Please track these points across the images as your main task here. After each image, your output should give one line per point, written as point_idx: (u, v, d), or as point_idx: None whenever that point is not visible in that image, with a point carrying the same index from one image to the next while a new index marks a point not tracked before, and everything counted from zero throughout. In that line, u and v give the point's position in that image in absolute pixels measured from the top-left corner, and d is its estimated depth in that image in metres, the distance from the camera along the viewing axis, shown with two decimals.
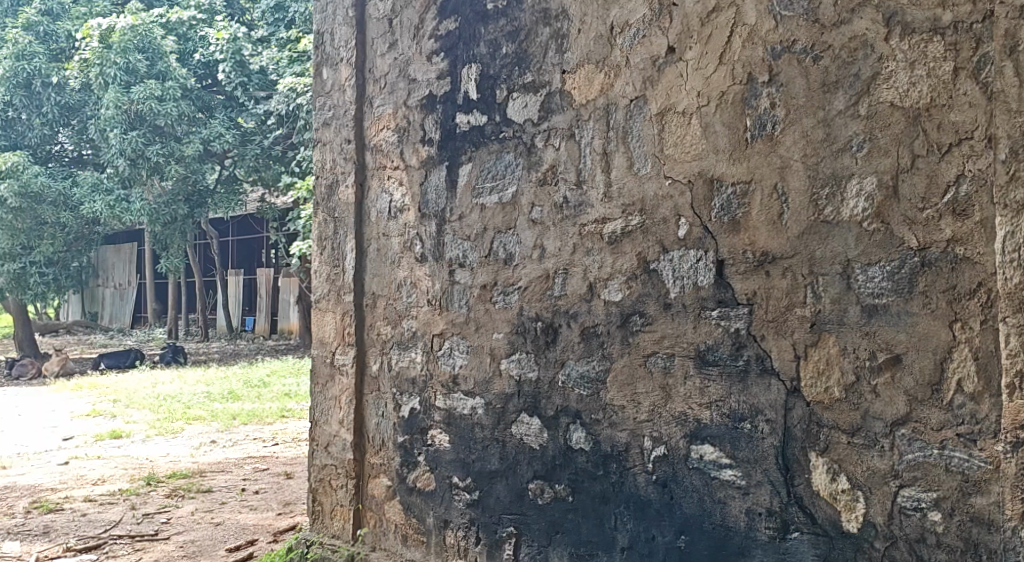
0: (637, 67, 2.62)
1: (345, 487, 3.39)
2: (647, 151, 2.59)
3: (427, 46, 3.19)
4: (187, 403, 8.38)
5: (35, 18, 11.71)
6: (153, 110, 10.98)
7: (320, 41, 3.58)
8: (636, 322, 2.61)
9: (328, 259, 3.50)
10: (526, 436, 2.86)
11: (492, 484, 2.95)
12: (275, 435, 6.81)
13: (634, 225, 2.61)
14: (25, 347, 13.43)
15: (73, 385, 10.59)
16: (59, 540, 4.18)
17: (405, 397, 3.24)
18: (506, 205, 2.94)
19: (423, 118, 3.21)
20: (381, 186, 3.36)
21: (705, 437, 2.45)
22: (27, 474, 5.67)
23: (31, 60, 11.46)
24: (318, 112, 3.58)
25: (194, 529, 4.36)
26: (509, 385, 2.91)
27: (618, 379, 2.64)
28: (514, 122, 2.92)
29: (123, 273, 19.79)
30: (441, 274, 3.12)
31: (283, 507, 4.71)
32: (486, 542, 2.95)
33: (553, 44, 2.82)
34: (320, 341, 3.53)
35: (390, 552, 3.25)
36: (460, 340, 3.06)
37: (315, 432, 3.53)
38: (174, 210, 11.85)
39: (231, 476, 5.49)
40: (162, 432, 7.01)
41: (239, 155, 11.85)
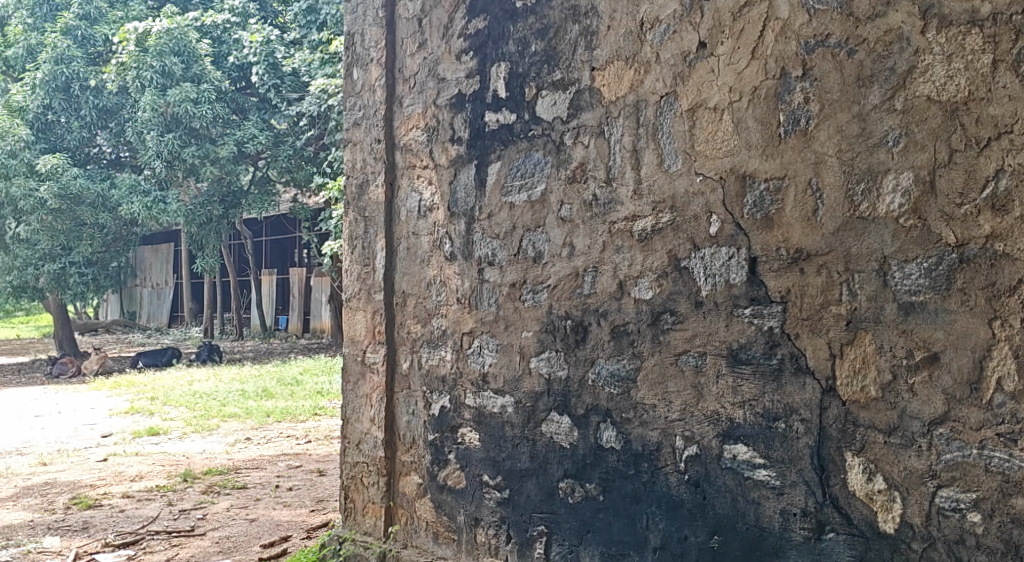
0: (667, 63, 2.59)
1: (376, 485, 3.40)
2: (677, 148, 2.57)
3: (456, 45, 3.19)
4: (221, 401, 8.46)
5: (72, 23, 11.93)
6: (188, 113, 11.13)
7: (351, 41, 3.59)
8: (667, 320, 2.59)
9: (358, 258, 3.52)
10: (556, 435, 2.85)
11: (523, 482, 2.94)
12: (308, 432, 6.86)
13: (664, 222, 2.60)
14: (65, 345, 13.65)
15: (112, 383, 10.76)
16: (99, 535, 4.23)
17: (435, 395, 3.24)
18: (535, 203, 2.93)
19: (452, 117, 3.21)
20: (411, 185, 3.37)
21: (738, 436, 2.43)
22: (68, 471, 5.75)
23: (69, 64, 11.65)
24: (348, 113, 3.60)
25: (230, 525, 4.41)
26: (540, 383, 2.90)
27: (649, 378, 2.62)
28: (543, 120, 2.91)
29: (160, 273, 20.08)
30: (470, 273, 3.12)
31: (316, 504, 4.74)
32: (517, 540, 2.95)
33: (582, 41, 2.80)
34: (351, 339, 3.54)
35: (421, 549, 3.25)
36: (489, 339, 3.06)
37: (347, 429, 3.55)
38: (209, 211, 12.05)
39: (265, 472, 5.55)
40: (198, 429, 7.10)
41: (272, 156, 11.97)
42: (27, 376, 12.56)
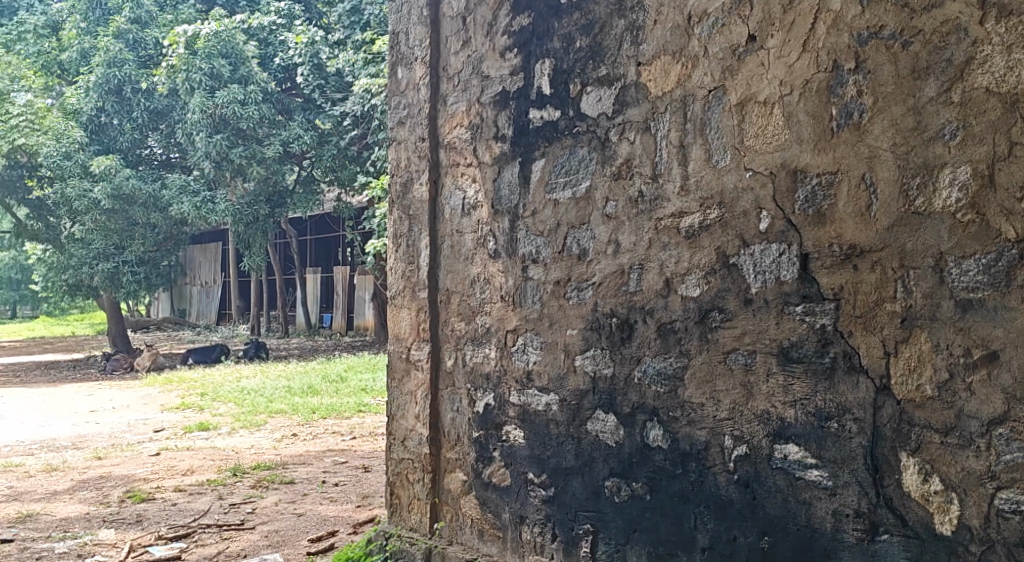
0: (716, 57, 2.56)
1: (421, 481, 3.41)
2: (726, 144, 2.53)
3: (501, 42, 3.18)
4: (269, 397, 8.57)
5: (124, 27, 12.20)
6: (236, 114, 11.31)
7: (395, 41, 3.60)
8: (715, 318, 2.55)
9: (402, 256, 3.53)
10: (601, 434, 2.83)
11: (568, 480, 2.93)
12: (352, 429, 6.92)
13: (713, 219, 2.56)
14: (118, 342, 13.95)
15: (162, 379, 10.99)
16: (152, 528, 4.31)
17: (479, 393, 3.24)
18: (580, 200, 2.92)
19: (496, 114, 3.21)
20: (455, 183, 3.37)
21: (789, 436, 2.38)
22: (122, 465, 5.86)
23: (122, 67, 11.93)
24: (393, 111, 3.61)
25: (278, 519, 4.46)
26: (585, 381, 2.88)
27: (697, 376, 2.59)
28: (588, 116, 2.89)
29: (209, 272, 20.42)
30: (515, 271, 3.12)
31: (362, 500, 4.78)
32: (563, 539, 2.93)
33: (628, 36, 2.78)
34: (396, 336, 3.55)
35: (466, 546, 3.26)
36: (534, 336, 3.05)
37: (392, 426, 3.56)
38: (257, 210, 12.21)
39: (312, 468, 5.60)
40: (246, 425, 7.20)
41: (317, 156, 12.10)
42: (81, 372, 12.86)
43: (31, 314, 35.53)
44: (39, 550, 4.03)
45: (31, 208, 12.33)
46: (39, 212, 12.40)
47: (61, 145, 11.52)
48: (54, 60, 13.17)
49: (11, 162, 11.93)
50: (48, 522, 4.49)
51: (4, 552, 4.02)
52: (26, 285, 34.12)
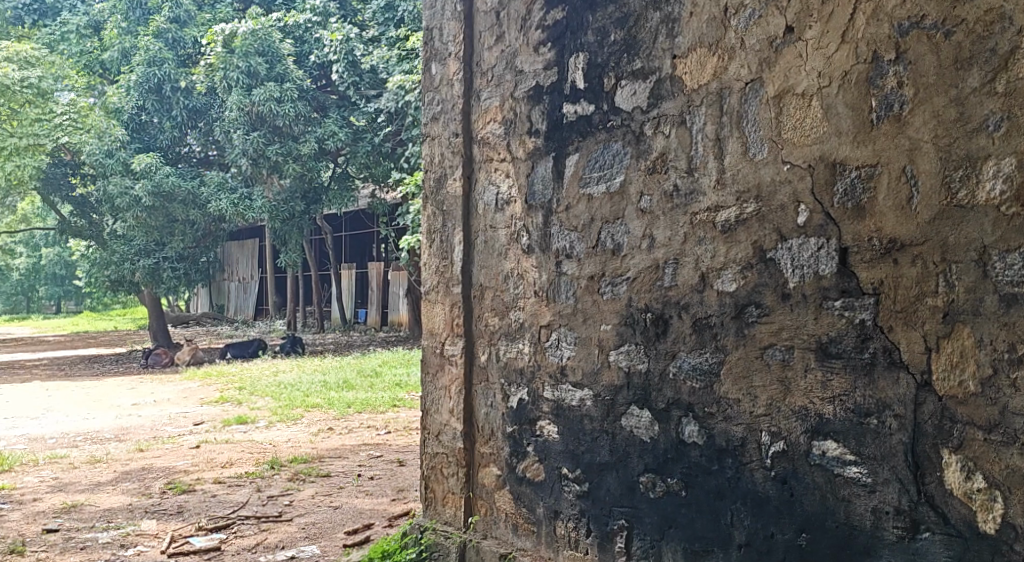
0: (752, 49, 2.53)
1: (456, 476, 3.42)
2: (763, 136, 2.50)
3: (534, 37, 3.18)
4: (305, 391, 8.66)
5: (164, 26, 12.34)
6: (273, 111, 11.43)
7: (429, 37, 3.60)
8: (752, 313, 2.53)
9: (436, 251, 3.54)
10: (636, 429, 2.82)
11: (603, 476, 2.92)
12: (387, 423, 6.97)
13: (749, 213, 2.53)
14: (159, 336, 14.18)
15: (202, 373, 11.14)
16: (192, 519, 4.38)
17: (513, 388, 3.24)
18: (614, 194, 2.90)
19: (530, 109, 3.20)
20: (488, 178, 3.37)
21: (828, 432, 2.35)
22: (163, 457, 5.96)
23: (161, 66, 12.07)
24: (427, 107, 3.61)
25: (315, 511, 4.50)
26: (619, 376, 2.87)
27: (733, 371, 2.56)
28: (623, 109, 2.87)
29: (247, 267, 20.66)
30: (548, 266, 3.11)
31: (397, 493, 4.81)
32: (597, 534, 2.92)
33: (663, 29, 2.76)
34: (429, 331, 3.56)
35: (501, 540, 3.26)
36: (568, 331, 3.04)
37: (426, 420, 3.57)
38: (293, 207, 12.36)
39: (348, 461, 5.65)
40: (283, 418, 7.28)
41: (352, 152, 12.16)
42: (123, 366, 13.10)
43: (75, 310, 36.23)
44: (83, 540, 4.10)
45: (74, 205, 12.63)
46: (81, 210, 12.70)
47: (103, 143, 11.68)
48: (95, 60, 13.40)
49: (55, 160, 12.25)
50: (92, 513, 4.57)
51: (50, 541, 4.09)
52: (70, 281, 34.78)
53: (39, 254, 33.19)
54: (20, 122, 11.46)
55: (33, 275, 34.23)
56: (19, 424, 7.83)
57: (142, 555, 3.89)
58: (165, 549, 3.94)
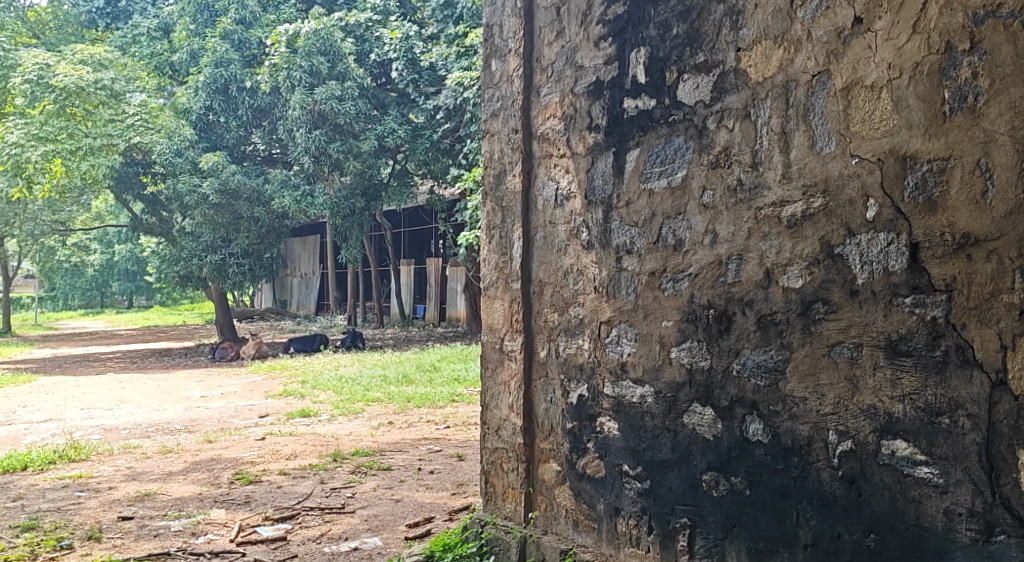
0: (820, 40, 2.49)
1: (516, 471, 3.44)
2: (831, 129, 2.46)
3: (595, 32, 3.16)
4: (366, 386, 8.78)
5: (230, 27, 12.61)
6: (334, 109, 11.56)
7: (489, 33, 3.61)
8: (819, 309, 2.48)
9: (495, 248, 3.55)
10: (698, 427, 2.79)
11: (665, 473, 2.90)
12: (446, 418, 7.02)
13: (816, 207, 2.49)
14: (225, 330, 14.54)
15: (266, 367, 11.37)
16: (259, 509, 4.48)
17: (573, 384, 3.24)
18: (676, 189, 2.88)
19: (590, 104, 3.18)
20: (548, 174, 3.37)
21: (897, 432, 2.31)
22: (231, 448, 6.12)
23: (228, 67, 12.39)
24: (486, 104, 3.62)
25: (377, 504, 4.57)
26: (681, 373, 2.85)
27: (799, 369, 2.52)
28: (685, 104, 2.85)
29: (309, 264, 21.00)
30: (608, 262, 3.10)
31: (457, 488, 4.84)
32: (659, 532, 2.91)
33: (727, 21, 2.72)
34: (489, 327, 3.57)
35: (561, 536, 3.27)
36: (628, 327, 3.03)
37: (486, 415, 3.59)
38: (354, 204, 12.43)
39: (408, 455, 5.71)
40: (344, 412, 7.39)
41: (410, 149, 12.18)
42: (192, 360, 13.45)
43: (147, 304, 37.33)
44: (156, 528, 4.22)
45: (146, 203, 13.06)
46: (153, 207, 13.16)
47: (173, 143, 12.09)
48: (165, 61, 13.76)
49: (127, 160, 12.70)
50: (164, 501, 4.70)
51: (125, 528, 4.23)
52: (141, 277, 35.88)
53: (112, 251, 34.42)
54: (95, 122, 11.77)
55: (106, 271, 35.54)
56: (94, 415, 8.10)
57: (213, 543, 4.00)
58: (234, 538, 4.05)
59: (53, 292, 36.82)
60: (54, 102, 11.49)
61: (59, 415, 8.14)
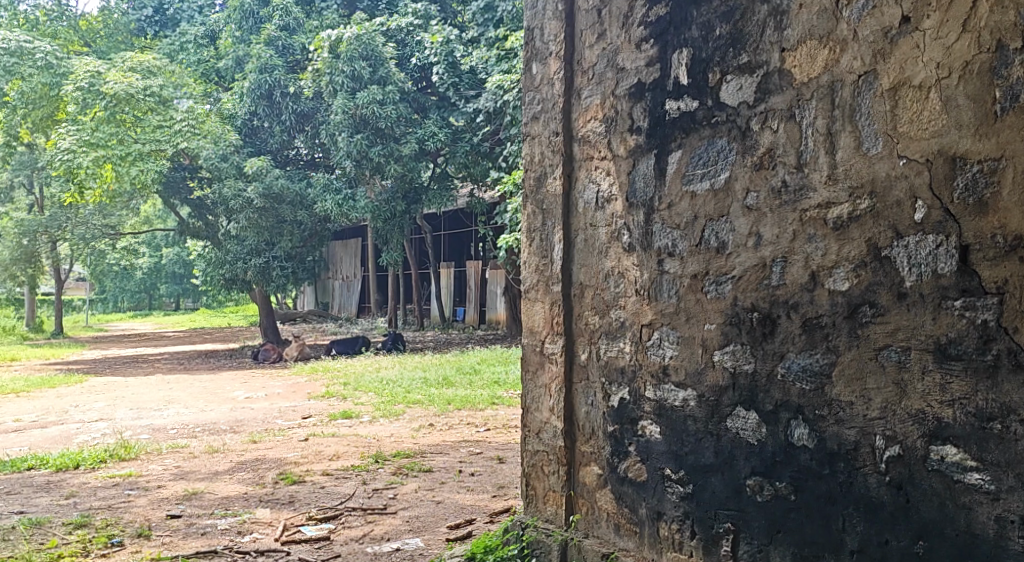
0: (866, 40, 2.45)
1: (557, 474, 3.44)
2: (878, 130, 2.43)
3: (636, 34, 3.14)
4: (406, 387, 8.85)
5: (274, 34, 12.79)
6: (375, 113, 11.69)
7: (530, 37, 3.61)
8: (866, 313, 2.45)
9: (536, 250, 3.55)
10: (742, 431, 2.77)
11: (707, 477, 2.87)
12: (487, 420, 7.05)
13: (863, 209, 2.46)
14: (268, 332, 14.75)
15: (309, 368, 11.51)
16: (303, 509, 4.54)
17: (614, 387, 3.23)
18: (719, 191, 2.86)
19: (632, 106, 3.17)
20: (589, 177, 3.37)
21: (947, 437, 2.27)
22: (275, 448, 6.20)
23: (272, 73, 12.51)
24: (527, 107, 3.63)
25: (418, 506, 4.60)
26: (724, 377, 2.82)
27: (846, 374, 2.49)
28: (728, 105, 2.83)
29: (350, 266, 21.20)
30: (650, 264, 3.08)
31: (498, 490, 4.85)
32: (702, 537, 2.89)
33: (771, 22, 2.69)
34: (530, 330, 3.58)
35: (603, 539, 3.26)
36: (670, 330, 3.01)
37: (527, 418, 3.60)
38: (394, 207, 12.52)
39: (449, 458, 5.74)
40: (385, 413, 7.46)
41: (451, 153, 12.27)
42: (236, 361, 13.65)
43: (193, 307, 38.06)
44: (204, 526, 4.30)
45: (193, 206, 13.34)
46: (200, 210, 13.43)
47: (219, 148, 12.30)
48: (212, 68, 14.02)
49: (175, 165, 12.94)
50: (211, 500, 4.78)
51: (173, 526, 4.31)
52: (188, 280, 36.58)
53: (160, 254, 35.14)
54: (143, 128, 12.06)
55: (154, 274, 36.34)
56: (143, 415, 8.27)
57: (258, 542, 4.06)
58: (279, 537, 4.10)
59: (103, 295, 37.55)
60: (105, 109, 11.73)
61: (110, 414, 8.34)
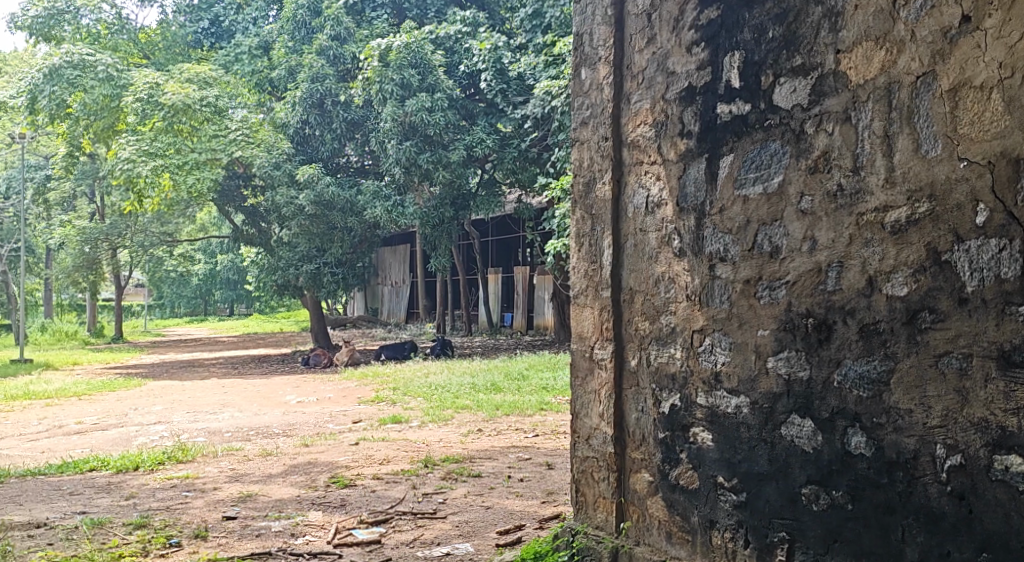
0: (924, 40, 2.41)
1: (607, 480, 3.42)
2: (937, 132, 2.38)
3: (687, 37, 3.12)
4: (455, 392, 8.90)
5: (326, 43, 12.95)
6: (424, 121, 11.74)
7: (579, 42, 3.61)
8: (925, 318, 2.40)
9: (585, 255, 3.54)
10: (797, 439, 2.72)
11: (762, 486, 2.83)
12: (535, 426, 7.05)
13: (922, 213, 2.41)
14: (319, 338, 14.96)
15: (360, 373, 11.62)
16: (354, 513, 4.58)
17: (665, 394, 3.20)
18: (772, 195, 2.83)
19: (683, 110, 3.15)
20: (639, 181, 3.35)
21: (1012, 447, 2.21)
22: (327, 452, 6.28)
23: (324, 82, 12.74)
24: (576, 112, 3.63)
25: (468, 511, 4.61)
26: (779, 384, 2.78)
27: (904, 381, 2.44)
28: (782, 108, 2.79)
29: (399, 272, 21.39)
30: (701, 270, 3.06)
31: (547, 496, 4.85)
32: (756, 546, 2.85)
33: (825, 24, 2.65)
34: (579, 336, 3.57)
35: (655, 548, 3.23)
36: (722, 336, 2.98)
37: (576, 424, 3.59)
38: (442, 213, 12.61)
39: (498, 463, 5.75)
40: (435, 418, 7.51)
41: (498, 159, 12.31)
42: (289, 366, 13.87)
43: (246, 312, 38.84)
44: (258, 528, 4.36)
45: (247, 214, 13.70)
46: (254, 218, 13.78)
47: (272, 156, 12.56)
48: (265, 78, 14.29)
49: (230, 173, 13.22)
50: (265, 502, 4.86)
51: (229, 528, 4.39)
52: (241, 286, 37.34)
53: (215, 261, 35.91)
54: (199, 138, 12.32)
55: (210, 280, 37.19)
56: (199, 418, 8.45)
57: (310, 545, 4.12)
58: (331, 540, 4.15)
59: (160, 301, 38.52)
60: (163, 119, 12.01)
61: (167, 417, 8.53)
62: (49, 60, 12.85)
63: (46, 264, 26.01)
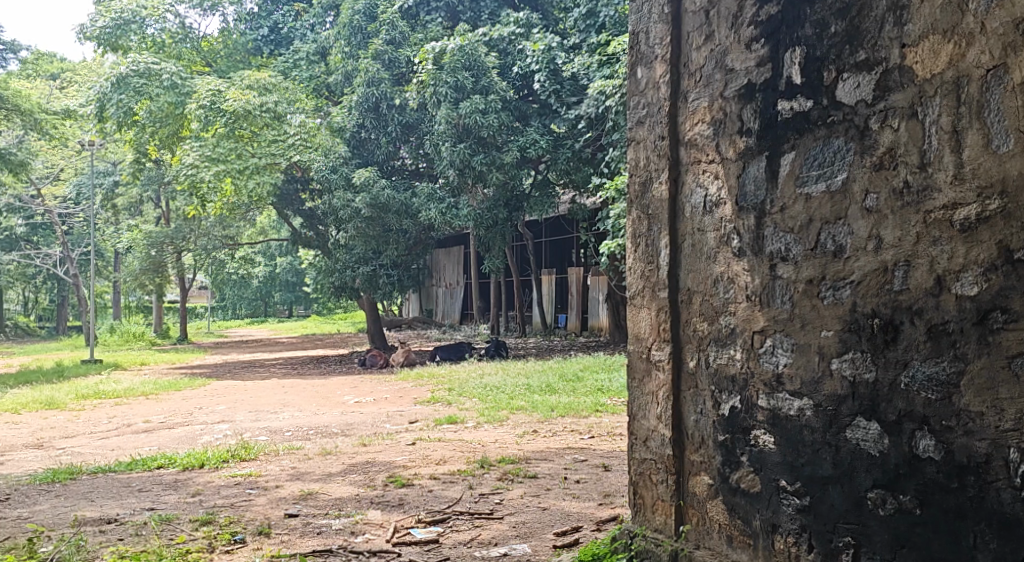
0: (995, 32, 2.36)
1: (665, 482, 3.39)
2: (1008, 127, 2.33)
3: (746, 34, 3.08)
4: (510, 394, 8.91)
5: (381, 48, 13.07)
6: (478, 122, 11.77)
7: (635, 41, 3.59)
8: (997, 319, 2.34)
9: (642, 256, 3.52)
10: (863, 442, 2.66)
11: (825, 489, 2.78)
12: (591, 427, 7.03)
13: (993, 210, 2.36)
14: (375, 339, 15.15)
15: (416, 374, 11.72)
16: (412, 512, 4.62)
17: (725, 396, 3.16)
18: (836, 193, 2.78)
19: (741, 108, 3.11)
20: (696, 181, 3.31)
21: None
22: (385, 451, 6.35)
23: (379, 86, 12.87)
24: (632, 112, 3.61)
25: (525, 512, 4.61)
26: (843, 386, 2.73)
27: (975, 382, 2.38)
28: (845, 104, 2.74)
29: (453, 274, 21.49)
30: (761, 270, 3.01)
31: (603, 498, 4.83)
32: (821, 551, 2.80)
33: (890, 17, 2.60)
34: (636, 336, 3.54)
35: (715, 551, 3.19)
36: (784, 338, 2.93)
37: (633, 426, 3.57)
38: (496, 215, 12.66)
39: (554, 464, 5.75)
40: (490, 419, 7.54)
41: (552, 159, 12.30)
42: (345, 367, 14.09)
43: (305, 313, 39.63)
44: (319, 526, 4.43)
45: (305, 216, 14.01)
46: (311, 221, 14.07)
47: (329, 160, 12.78)
48: (322, 83, 14.57)
49: (289, 177, 13.51)
50: (325, 501, 4.94)
51: (291, 525, 4.46)
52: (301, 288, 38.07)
53: (274, 264, 36.60)
54: (260, 143, 12.60)
55: (270, 283, 38.00)
56: (261, 417, 8.61)
57: (370, 542, 4.17)
58: (389, 539, 4.20)
59: (223, 304, 39.44)
60: (225, 125, 12.27)
61: (230, 416, 8.72)
62: (117, 69, 13.25)
63: (115, 267, 26.82)
